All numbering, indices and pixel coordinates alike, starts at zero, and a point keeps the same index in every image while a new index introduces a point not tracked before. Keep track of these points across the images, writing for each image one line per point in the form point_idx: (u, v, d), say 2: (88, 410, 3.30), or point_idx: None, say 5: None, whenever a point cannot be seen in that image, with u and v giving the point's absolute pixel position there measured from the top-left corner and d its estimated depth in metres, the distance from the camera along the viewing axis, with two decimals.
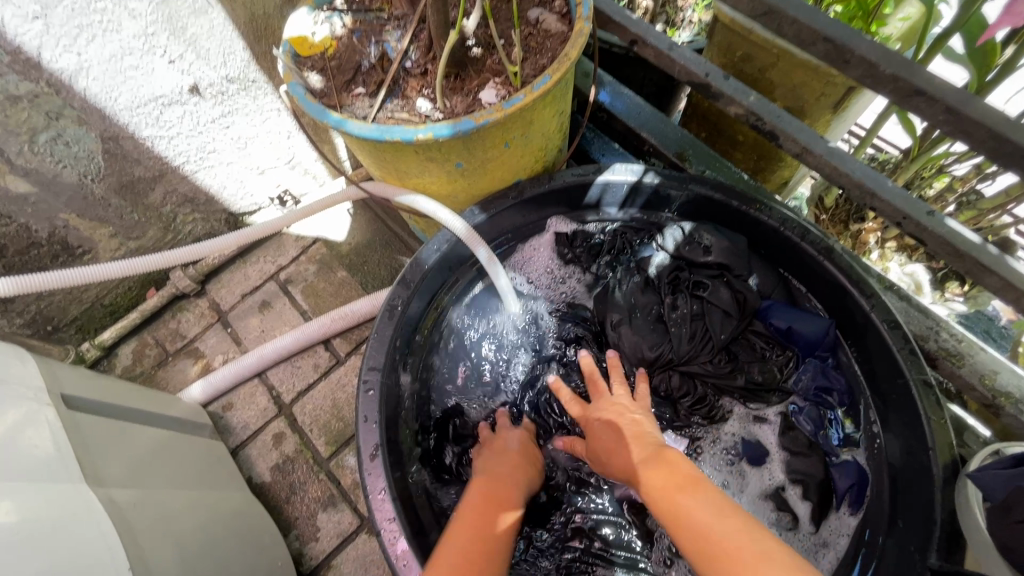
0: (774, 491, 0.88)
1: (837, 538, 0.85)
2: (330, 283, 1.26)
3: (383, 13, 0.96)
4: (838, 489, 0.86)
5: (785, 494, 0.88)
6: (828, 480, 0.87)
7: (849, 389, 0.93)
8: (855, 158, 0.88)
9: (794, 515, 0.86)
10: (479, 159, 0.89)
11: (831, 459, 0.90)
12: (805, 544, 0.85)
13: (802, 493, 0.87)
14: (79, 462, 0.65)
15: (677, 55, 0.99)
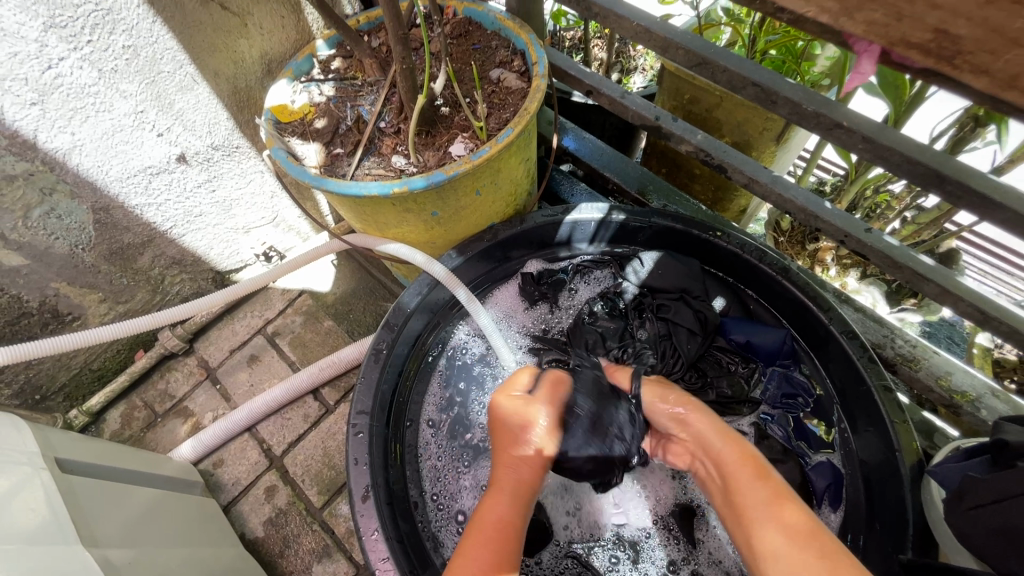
0: None
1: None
2: (317, 332, 1.29)
3: (357, 80, 1.04)
4: (817, 489, 0.89)
5: None
6: (807, 483, 0.89)
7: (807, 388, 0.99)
8: (797, 185, 0.96)
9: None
10: (453, 208, 0.96)
11: (807, 462, 0.92)
12: None
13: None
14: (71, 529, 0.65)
15: (630, 102, 1.08)
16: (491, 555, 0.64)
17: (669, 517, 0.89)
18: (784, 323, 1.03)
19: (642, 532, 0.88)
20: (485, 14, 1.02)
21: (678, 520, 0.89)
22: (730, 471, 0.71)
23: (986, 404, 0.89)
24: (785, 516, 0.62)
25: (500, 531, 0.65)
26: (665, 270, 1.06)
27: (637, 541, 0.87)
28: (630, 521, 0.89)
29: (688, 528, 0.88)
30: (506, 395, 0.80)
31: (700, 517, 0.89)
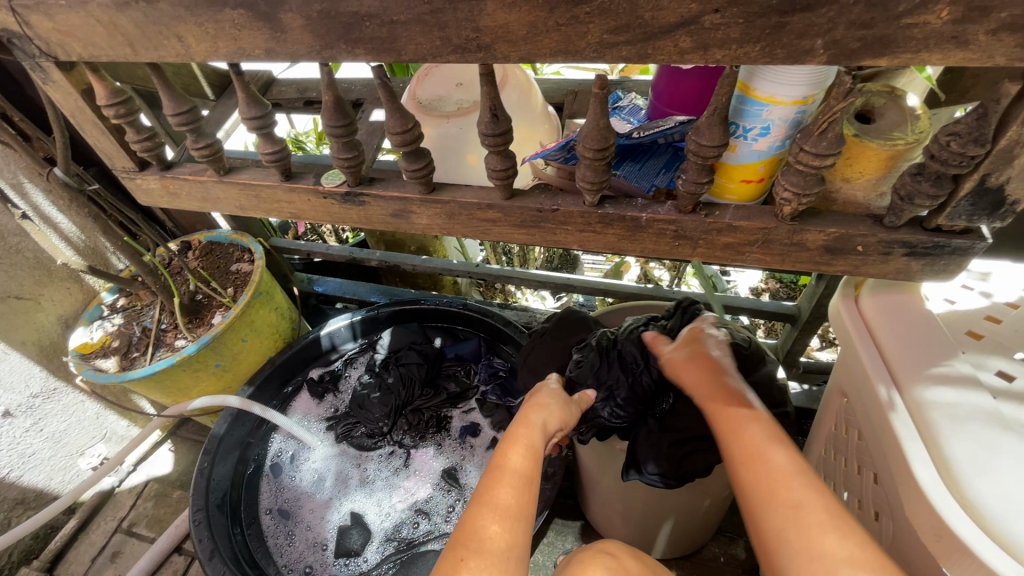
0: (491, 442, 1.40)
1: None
2: (168, 505, 1.56)
3: (138, 305, 1.49)
4: None
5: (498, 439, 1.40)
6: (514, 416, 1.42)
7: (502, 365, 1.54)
8: (438, 259, 1.66)
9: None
10: (230, 356, 1.41)
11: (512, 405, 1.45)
12: None
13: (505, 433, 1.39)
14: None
15: (332, 251, 1.70)
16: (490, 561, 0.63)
17: (441, 481, 1.35)
18: (479, 334, 1.60)
19: (425, 498, 1.32)
20: (218, 236, 1.56)
21: (447, 479, 1.35)
22: (724, 421, 0.78)
23: None
24: (772, 451, 0.70)
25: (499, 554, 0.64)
26: (397, 337, 1.60)
27: (424, 505, 1.31)
28: (418, 496, 1.33)
29: (454, 480, 1.34)
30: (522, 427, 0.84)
31: (459, 471, 1.36)
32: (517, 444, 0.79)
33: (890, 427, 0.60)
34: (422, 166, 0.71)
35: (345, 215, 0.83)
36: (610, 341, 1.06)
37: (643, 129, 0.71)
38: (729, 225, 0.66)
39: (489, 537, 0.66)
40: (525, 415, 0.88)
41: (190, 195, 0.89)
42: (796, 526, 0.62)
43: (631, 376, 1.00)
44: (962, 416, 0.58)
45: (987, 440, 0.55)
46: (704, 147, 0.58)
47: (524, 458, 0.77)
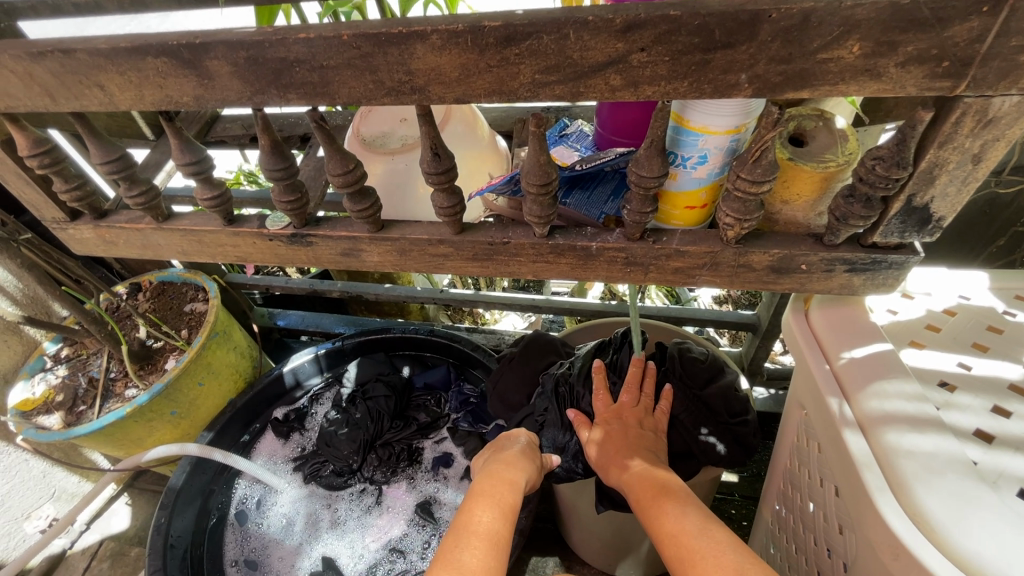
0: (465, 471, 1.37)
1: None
2: (125, 565, 1.47)
3: (83, 354, 1.42)
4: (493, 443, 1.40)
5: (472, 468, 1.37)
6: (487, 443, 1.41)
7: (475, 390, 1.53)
8: (402, 288, 1.64)
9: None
10: (186, 402, 1.35)
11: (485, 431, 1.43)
12: None
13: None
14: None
15: (293, 284, 1.65)
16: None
17: (416, 516, 1.31)
18: (448, 361, 1.58)
19: (399, 537, 1.28)
20: (170, 275, 1.50)
21: (421, 514, 1.31)
22: (641, 494, 0.76)
23: None
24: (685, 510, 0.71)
25: None
26: (363, 368, 1.56)
27: (398, 545, 1.27)
28: (391, 534, 1.29)
29: (428, 515, 1.31)
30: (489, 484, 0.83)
31: (434, 504, 1.33)
32: (482, 503, 0.79)
33: (862, 478, 0.57)
34: (367, 205, 0.70)
35: (293, 256, 0.81)
36: (563, 383, 1.03)
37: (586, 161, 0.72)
38: (677, 250, 0.66)
39: None
40: (494, 471, 0.86)
41: (128, 242, 0.85)
42: None
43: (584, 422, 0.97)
44: (936, 467, 0.55)
45: (964, 493, 0.53)
46: (645, 178, 0.58)
47: (488, 519, 0.76)
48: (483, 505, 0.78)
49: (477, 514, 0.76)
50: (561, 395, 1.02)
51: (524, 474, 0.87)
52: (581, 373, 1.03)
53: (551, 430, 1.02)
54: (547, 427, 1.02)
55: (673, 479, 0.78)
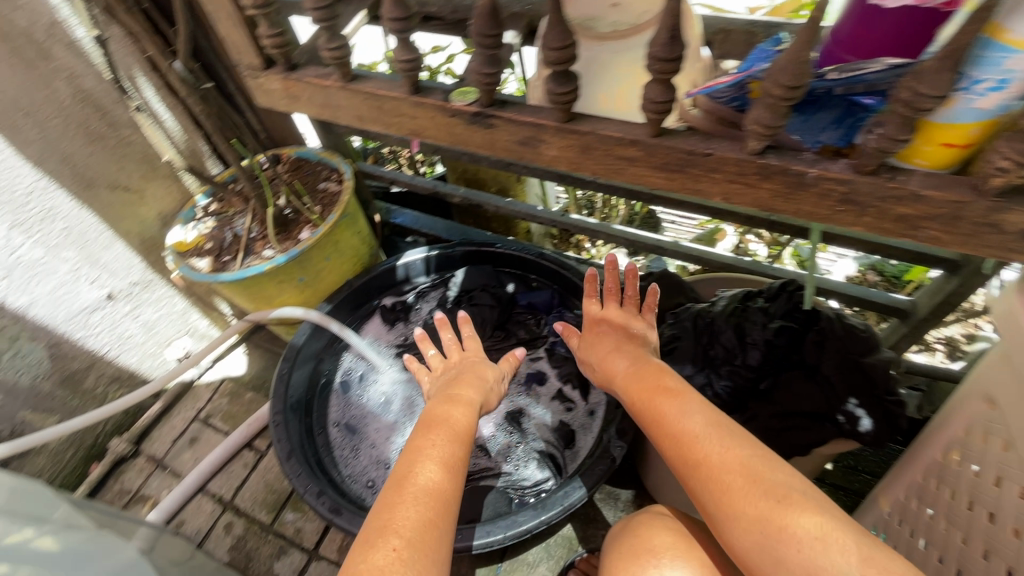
0: (557, 393, 1.38)
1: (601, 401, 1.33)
2: (241, 405, 1.65)
3: (230, 211, 1.52)
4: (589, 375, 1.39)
5: (565, 392, 1.38)
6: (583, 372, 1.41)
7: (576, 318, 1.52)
8: (522, 204, 1.62)
9: (572, 400, 1.36)
10: (313, 272, 1.44)
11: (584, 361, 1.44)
12: (582, 414, 1.33)
13: (572, 386, 1.38)
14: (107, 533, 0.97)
15: (417, 182, 1.68)
16: (427, 546, 0.72)
17: (506, 422, 1.35)
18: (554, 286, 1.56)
19: (487, 438, 1.33)
20: (308, 153, 1.55)
21: (510, 421, 1.35)
22: (645, 398, 0.85)
23: None
24: (685, 407, 0.79)
25: (419, 534, 0.73)
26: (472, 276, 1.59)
27: (484, 444, 1.32)
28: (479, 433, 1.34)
29: (517, 424, 1.34)
30: (444, 411, 0.96)
31: (524, 416, 1.36)
32: (430, 430, 0.90)
33: None
34: (569, 90, 0.66)
35: (468, 137, 0.80)
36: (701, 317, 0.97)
37: (841, 69, 0.59)
38: (915, 193, 0.58)
39: (417, 516, 0.75)
40: (447, 402, 0.99)
41: (311, 99, 0.87)
42: (734, 515, 0.68)
43: (721, 358, 0.92)
44: None
45: None
46: (922, 96, 0.50)
47: (435, 442, 0.87)
48: (433, 430, 0.90)
49: (430, 441, 0.87)
50: (696, 327, 0.97)
51: (473, 397, 1.02)
52: (723, 311, 0.96)
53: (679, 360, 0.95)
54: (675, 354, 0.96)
55: (672, 378, 0.88)
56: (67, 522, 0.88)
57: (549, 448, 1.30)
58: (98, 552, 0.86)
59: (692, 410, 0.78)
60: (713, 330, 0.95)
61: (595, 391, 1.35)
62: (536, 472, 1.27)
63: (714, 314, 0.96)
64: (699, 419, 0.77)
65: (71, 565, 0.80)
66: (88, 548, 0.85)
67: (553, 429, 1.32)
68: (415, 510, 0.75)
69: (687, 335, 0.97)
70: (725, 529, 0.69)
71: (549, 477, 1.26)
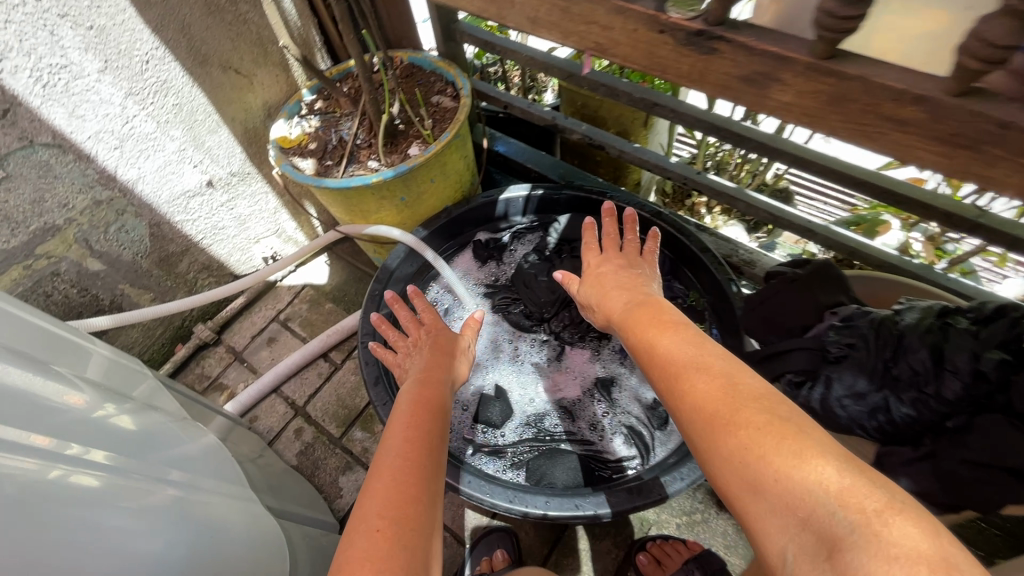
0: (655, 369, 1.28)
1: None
2: (320, 314, 1.63)
3: (337, 113, 1.42)
4: None
5: None
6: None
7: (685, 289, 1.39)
8: (652, 152, 1.42)
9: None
10: (415, 193, 1.34)
11: None
12: None
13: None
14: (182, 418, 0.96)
15: (535, 110, 1.50)
16: (407, 522, 0.72)
17: (595, 389, 1.27)
18: (665, 251, 1.42)
19: (573, 401, 1.26)
20: (424, 60, 1.42)
21: (600, 388, 1.26)
22: (639, 328, 0.83)
23: None
24: (676, 338, 0.75)
25: (390, 504, 0.74)
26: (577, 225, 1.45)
27: (569, 407, 1.25)
28: (565, 395, 1.27)
29: (607, 393, 1.25)
30: (414, 389, 0.99)
31: (616, 386, 1.26)
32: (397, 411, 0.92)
33: None
34: (856, 14, 0.49)
35: (670, 61, 0.64)
36: (888, 325, 0.82)
37: None
38: None
39: (379, 483, 0.77)
40: (420, 384, 1.00)
41: None
42: (718, 447, 0.60)
43: (906, 379, 0.77)
44: None
45: None
46: None
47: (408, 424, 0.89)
48: (400, 410, 0.92)
49: (396, 424, 0.90)
50: (878, 336, 0.81)
51: (440, 376, 1.02)
52: (920, 326, 0.80)
53: (850, 370, 0.81)
54: (844, 361, 0.82)
55: (672, 312, 0.84)
56: (142, 404, 0.87)
57: (639, 426, 1.20)
58: (183, 445, 0.84)
59: (679, 341, 0.75)
60: (902, 344, 0.79)
61: None
62: (623, 446, 1.19)
63: (906, 327, 0.81)
64: (693, 354, 0.72)
65: (169, 454, 0.78)
66: (167, 432, 0.84)
67: (646, 406, 1.22)
68: (386, 484, 0.77)
69: (863, 341, 0.82)
70: (715, 466, 0.60)
71: (635, 456, 1.17)
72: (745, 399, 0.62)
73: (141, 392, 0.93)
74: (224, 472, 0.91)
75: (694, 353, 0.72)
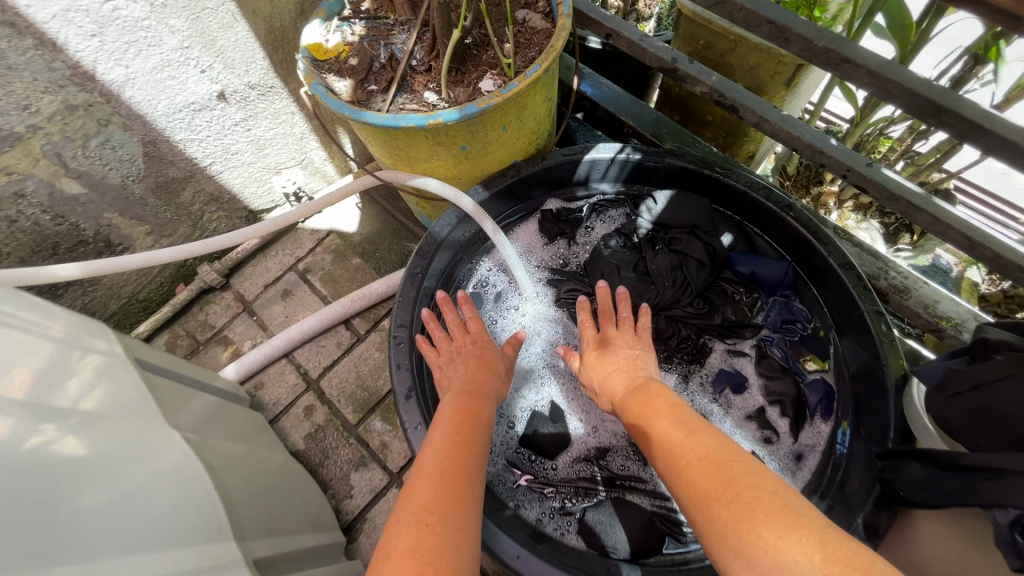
0: (756, 413, 1.01)
1: (814, 446, 0.98)
2: (345, 269, 1.37)
3: (389, 20, 1.09)
4: (810, 403, 1.01)
5: (766, 414, 1.01)
6: (802, 397, 1.01)
7: (804, 314, 1.09)
8: (804, 123, 1.01)
9: (775, 431, 1.00)
10: (480, 142, 1.02)
11: (802, 380, 1.04)
12: (783, 454, 0.98)
13: (780, 411, 1.01)
14: (153, 415, 0.73)
15: (648, 44, 1.12)
16: (459, 516, 0.57)
17: None
18: (787, 257, 1.11)
19: None
20: None
21: None
22: (638, 408, 0.75)
23: (968, 327, 0.98)
24: (667, 417, 0.70)
25: (443, 495, 0.59)
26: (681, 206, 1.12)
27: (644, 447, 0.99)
28: None
29: None
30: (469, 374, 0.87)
31: None
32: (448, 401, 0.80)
33: None
34: None
35: None
36: None
37: None
38: None
39: (430, 466, 0.64)
40: (477, 370, 0.87)
41: None
42: (718, 529, 0.53)
43: None
44: None
45: None
46: None
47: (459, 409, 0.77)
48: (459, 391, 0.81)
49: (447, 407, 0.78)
50: None
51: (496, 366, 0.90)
52: None
53: None
54: None
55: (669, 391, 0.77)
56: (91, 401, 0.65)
57: None
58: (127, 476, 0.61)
59: (666, 420, 0.69)
60: None
61: (809, 431, 1.00)
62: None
63: None
64: (682, 429, 0.66)
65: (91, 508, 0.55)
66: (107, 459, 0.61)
67: None
68: (434, 485, 0.60)
69: None
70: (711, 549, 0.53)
71: None
72: (741, 473, 0.55)
73: (85, 379, 0.67)
74: (195, 498, 0.67)
75: (685, 429, 0.66)
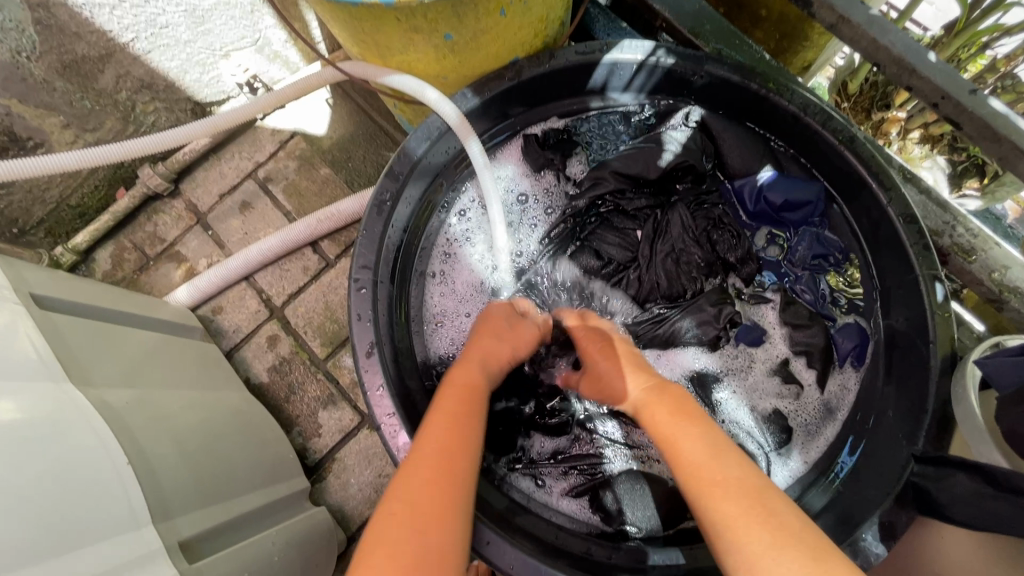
0: (779, 366, 0.90)
1: (842, 395, 0.89)
2: (313, 181, 1.18)
3: None
4: (840, 351, 0.89)
5: (790, 367, 0.90)
6: (831, 346, 0.89)
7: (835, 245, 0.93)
8: (897, 29, 0.77)
9: (799, 385, 0.89)
10: (470, 30, 0.78)
11: (831, 325, 0.91)
12: (806, 416, 0.89)
13: (807, 363, 0.89)
14: (44, 372, 0.60)
15: None
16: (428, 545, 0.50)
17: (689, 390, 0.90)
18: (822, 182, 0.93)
19: None
20: None
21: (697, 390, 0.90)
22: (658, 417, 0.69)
23: None
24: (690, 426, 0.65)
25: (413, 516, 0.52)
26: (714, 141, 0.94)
27: None
28: None
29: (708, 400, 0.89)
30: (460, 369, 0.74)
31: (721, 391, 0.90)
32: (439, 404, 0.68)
33: None
34: None
35: None
36: None
37: None
38: None
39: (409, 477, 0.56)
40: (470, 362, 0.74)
41: None
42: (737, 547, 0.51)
43: None
44: None
45: None
46: None
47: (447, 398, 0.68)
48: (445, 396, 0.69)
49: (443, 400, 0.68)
50: None
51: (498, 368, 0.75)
52: None
53: None
54: None
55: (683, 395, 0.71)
56: None
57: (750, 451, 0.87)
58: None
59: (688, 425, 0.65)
60: None
61: (835, 380, 0.89)
62: None
63: None
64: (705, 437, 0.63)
65: None
66: None
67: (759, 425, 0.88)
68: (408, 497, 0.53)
69: None
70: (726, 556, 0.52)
71: None
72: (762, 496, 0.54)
73: None
74: (94, 476, 0.55)
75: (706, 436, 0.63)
